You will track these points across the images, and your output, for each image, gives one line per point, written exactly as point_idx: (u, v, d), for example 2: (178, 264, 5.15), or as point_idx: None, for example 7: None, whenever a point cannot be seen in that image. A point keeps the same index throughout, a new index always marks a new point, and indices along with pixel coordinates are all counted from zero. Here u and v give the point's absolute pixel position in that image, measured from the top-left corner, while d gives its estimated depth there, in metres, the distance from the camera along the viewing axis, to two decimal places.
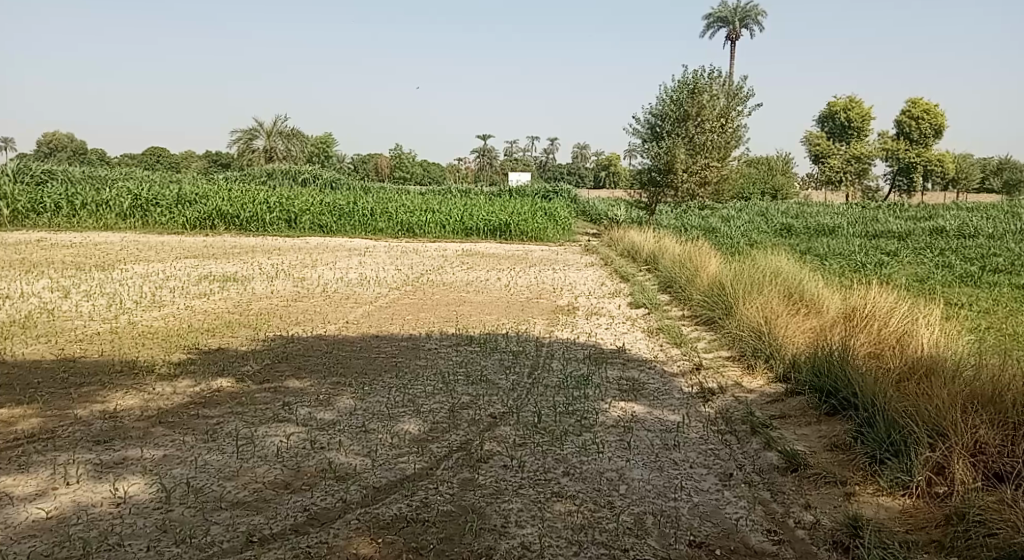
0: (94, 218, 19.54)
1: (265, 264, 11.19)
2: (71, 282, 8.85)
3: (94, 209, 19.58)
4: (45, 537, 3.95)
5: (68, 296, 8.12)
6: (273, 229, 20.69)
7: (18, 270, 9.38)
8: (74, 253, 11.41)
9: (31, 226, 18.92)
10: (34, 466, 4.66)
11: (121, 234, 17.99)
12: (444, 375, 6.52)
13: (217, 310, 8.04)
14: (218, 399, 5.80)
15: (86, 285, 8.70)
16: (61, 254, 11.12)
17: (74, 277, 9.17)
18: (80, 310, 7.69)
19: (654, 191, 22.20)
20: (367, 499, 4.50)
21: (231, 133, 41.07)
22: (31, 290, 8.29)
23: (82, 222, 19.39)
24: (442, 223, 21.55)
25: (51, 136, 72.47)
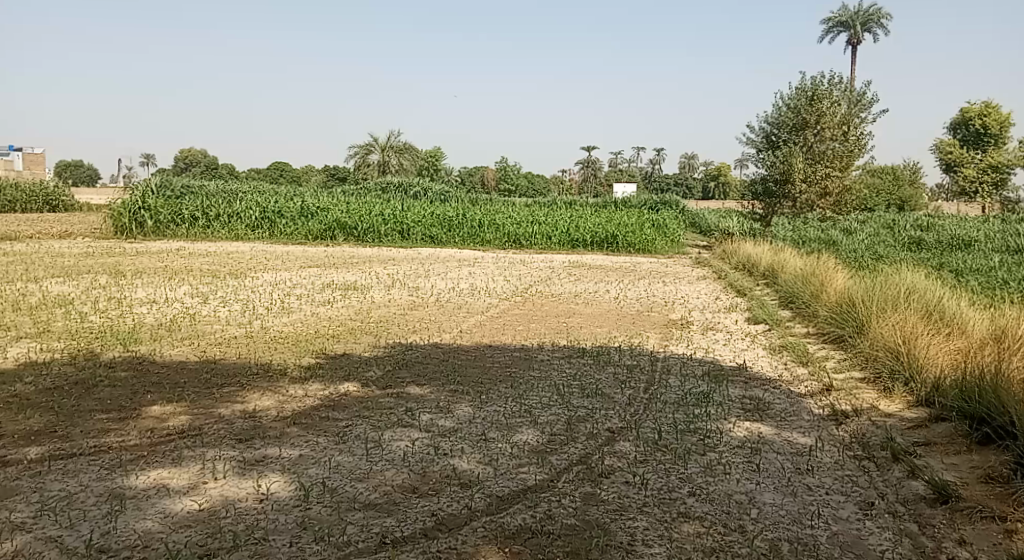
0: (226, 229, 21.05)
1: (381, 273, 11.62)
2: (209, 288, 9.49)
3: (227, 220, 21.11)
4: (200, 528, 4.24)
5: (206, 302, 8.72)
6: (388, 240, 21.50)
7: (163, 276, 10.16)
8: (212, 261, 12.29)
9: (171, 235, 20.63)
10: (186, 460, 5.00)
11: (252, 244, 19.28)
12: (559, 386, 6.53)
13: (340, 317, 8.40)
14: (346, 402, 6.05)
15: (223, 291, 9.33)
16: (200, 262, 11.98)
17: (211, 283, 9.83)
18: (218, 314, 8.23)
19: (770, 203, 21.45)
20: (492, 508, 4.56)
21: (350, 148, 43.20)
22: (174, 295, 8.95)
23: (215, 232, 20.95)
24: (549, 235, 21.66)
25: (189, 152, 79.17)
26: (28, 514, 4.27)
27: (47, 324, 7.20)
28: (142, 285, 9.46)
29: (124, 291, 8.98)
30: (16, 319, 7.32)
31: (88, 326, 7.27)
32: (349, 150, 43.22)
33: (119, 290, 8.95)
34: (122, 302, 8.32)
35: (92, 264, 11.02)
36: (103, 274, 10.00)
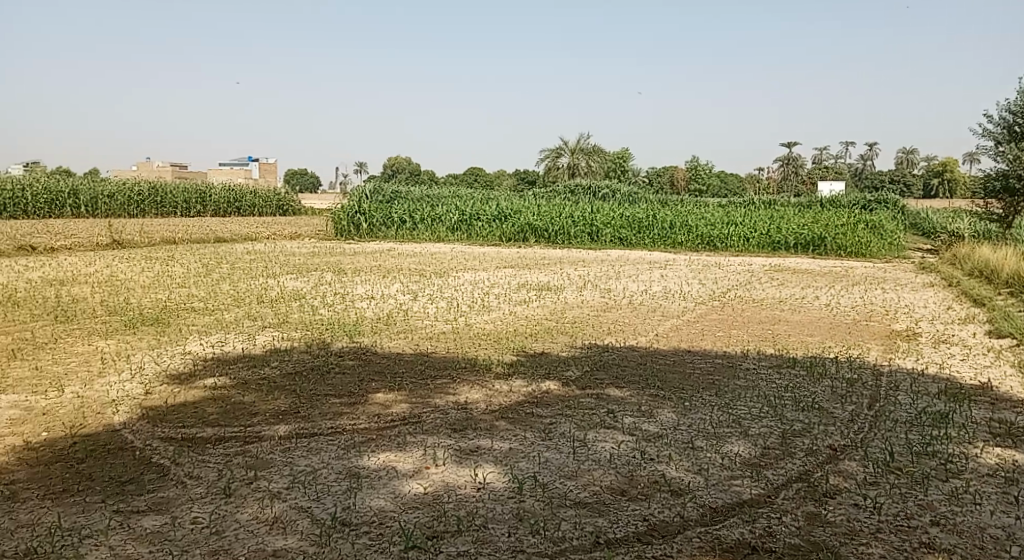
0: (430, 231, 22.68)
1: (573, 275, 11.79)
2: (417, 286, 10.19)
3: (430, 223, 22.74)
4: (426, 511, 4.53)
5: (416, 299, 9.35)
6: (578, 241, 21.78)
7: (378, 275, 11.07)
8: (418, 261, 13.22)
9: (381, 237, 22.64)
10: (409, 445, 5.37)
11: (453, 245, 20.50)
12: (769, 397, 6.19)
13: (537, 317, 8.62)
14: (549, 400, 6.18)
15: (430, 289, 9.97)
16: (408, 262, 12.92)
17: (418, 282, 10.55)
18: (427, 311, 8.79)
19: (1010, 201, 18.86)
20: (706, 519, 4.42)
21: (542, 152, 44.68)
22: (388, 292, 9.71)
23: (420, 234, 22.67)
24: (746, 237, 20.70)
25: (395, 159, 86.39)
26: (283, 484, 4.81)
27: (286, 315, 8.10)
28: (360, 282, 10.38)
29: (345, 287, 9.90)
30: (261, 309, 8.32)
31: (318, 318, 8.08)
32: (541, 155, 44.73)
33: (341, 287, 9.88)
34: (345, 298, 9.17)
35: (319, 262, 12.29)
36: (327, 272, 11.10)
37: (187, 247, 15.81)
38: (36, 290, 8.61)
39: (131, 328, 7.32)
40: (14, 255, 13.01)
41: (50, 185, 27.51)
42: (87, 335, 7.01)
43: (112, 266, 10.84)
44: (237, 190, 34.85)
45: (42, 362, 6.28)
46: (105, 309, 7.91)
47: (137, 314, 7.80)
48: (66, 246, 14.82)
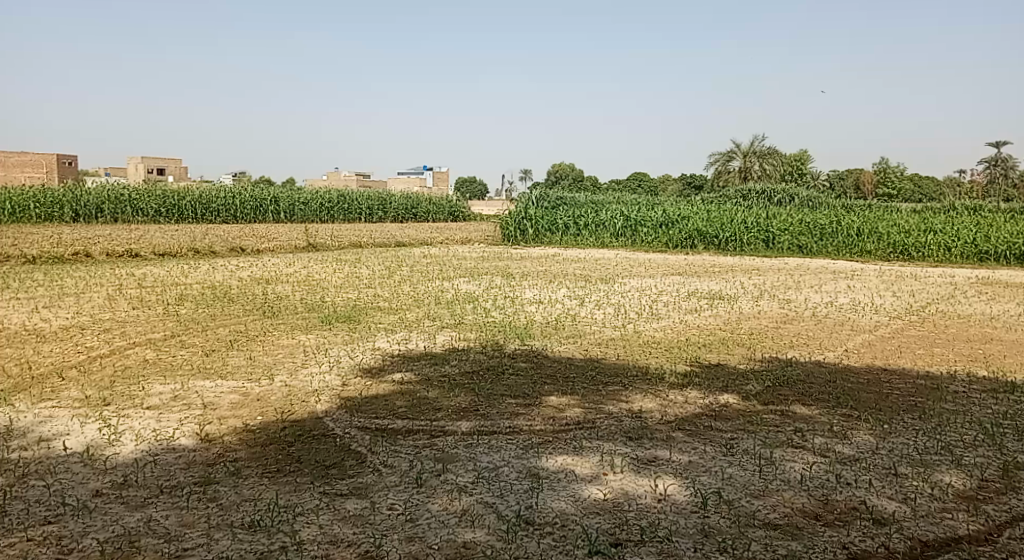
0: (594, 237, 22.91)
1: (747, 283, 11.32)
2: (584, 292, 10.24)
3: (593, 229, 23.00)
4: (608, 517, 4.50)
5: (583, 304, 9.39)
6: (751, 249, 20.97)
7: (545, 279, 11.26)
8: (584, 266, 13.31)
9: (547, 243, 23.21)
10: (586, 450, 5.37)
11: (621, 251, 20.57)
12: (983, 425, 5.54)
13: (711, 327, 8.34)
14: (729, 414, 5.95)
15: (597, 295, 9.97)
16: (573, 268, 13.03)
17: (586, 287, 10.60)
18: (595, 317, 8.80)
19: None
20: (917, 553, 4.01)
21: (713, 157, 44.39)
22: (556, 297, 9.84)
23: (584, 240, 23.01)
24: (948, 245, 19.10)
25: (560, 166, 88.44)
26: (468, 479, 5.01)
27: (461, 317, 8.43)
28: (529, 286, 10.62)
29: (514, 291, 10.16)
30: (438, 310, 8.73)
31: (491, 321, 8.33)
32: (712, 159, 44.43)
33: (511, 290, 10.14)
34: (516, 301, 9.40)
35: (489, 266, 12.73)
36: (497, 276, 11.45)
37: (370, 250, 17.02)
38: (247, 287, 9.62)
39: (326, 324, 7.96)
40: (228, 255, 14.66)
41: (256, 193, 30.87)
42: (290, 329, 7.71)
43: (307, 267, 11.88)
44: (413, 197, 37.12)
45: (255, 353, 6.98)
46: (304, 306, 8.67)
47: (330, 311, 8.46)
48: (269, 248, 16.52)
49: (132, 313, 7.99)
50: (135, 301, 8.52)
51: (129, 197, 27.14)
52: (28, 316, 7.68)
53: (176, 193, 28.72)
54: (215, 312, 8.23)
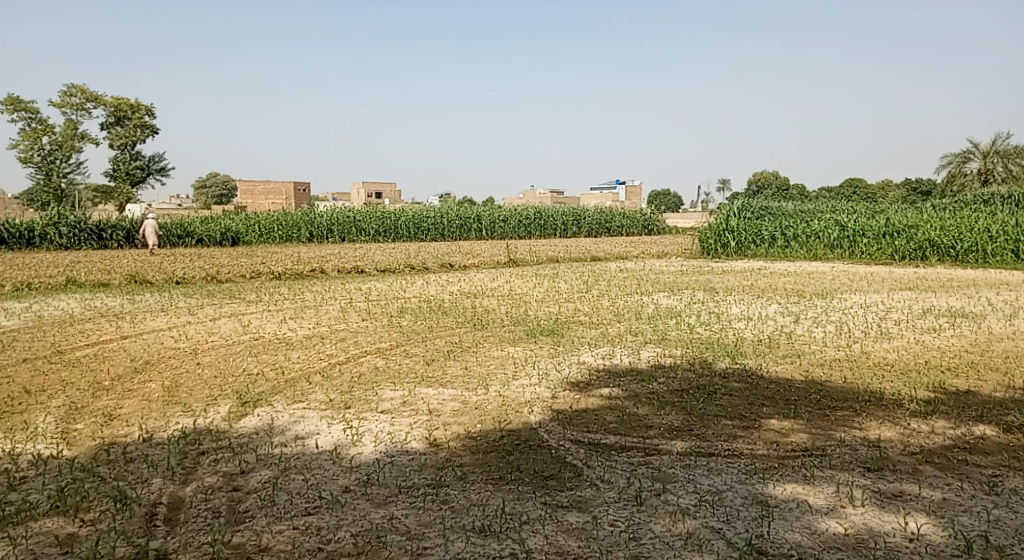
0: (805, 249, 23.03)
1: (996, 300, 10.04)
2: (798, 308, 9.65)
3: (804, 240, 23.09)
4: (852, 553, 4.13)
5: (799, 321, 8.84)
6: (997, 261, 19.63)
7: (753, 294, 10.78)
8: (795, 281, 12.58)
9: (752, 255, 23.46)
10: (818, 479, 5.00)
11: (841, 264, 20.02)
12: None
13: (954, 349, 7.49)
14: (987, 448, 5.28)
15: (814, 312, 9.35)
16: (783, 282, 12.37)
17: (799, 303, 10.00)
18: (814, 335, 8.24)
19: None
20: None
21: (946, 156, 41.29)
22: (767, 313, 9.36)
23: (793, 252, 23.18)
24: None
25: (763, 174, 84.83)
26: (690, 501, 4.86)
27: (665, 332, 8.30)
28: (736, 301, 10.22)
29: (720, 306, 9.81)
30: (641, 326, 8.66)
31: (698, 337, 8.11)
32: (944, 160, 41.43)
33: (717, 306, 9.82)
34: (724, 318, 9.07)
35: (691, 281, 12.44)
36: (700, 291, 11.15)
37: (569, 265, 17.40)
38: (457, 301, 10.18)
39: (533, 337, 8.19)
40: (438, 271, 15.65)
41: (461, 212, 32.56)
42: (500, 341, 8.03)
43: (510, 282, 12.34)
44: (607, 212, 37.35)
45: (469, 363, 7.34)
46: (510, 319, 8.99)
47: (536, 325, 8.70)
48: (474, 263, 17.41)
49: (361, 325, 8.75)
50: (362, 313, 9.33)
51: (353, 218, 29.93)
52: (278, 326, 8.70)
53: (393, 214, 30.94)
54: (430, 323, 8.78)
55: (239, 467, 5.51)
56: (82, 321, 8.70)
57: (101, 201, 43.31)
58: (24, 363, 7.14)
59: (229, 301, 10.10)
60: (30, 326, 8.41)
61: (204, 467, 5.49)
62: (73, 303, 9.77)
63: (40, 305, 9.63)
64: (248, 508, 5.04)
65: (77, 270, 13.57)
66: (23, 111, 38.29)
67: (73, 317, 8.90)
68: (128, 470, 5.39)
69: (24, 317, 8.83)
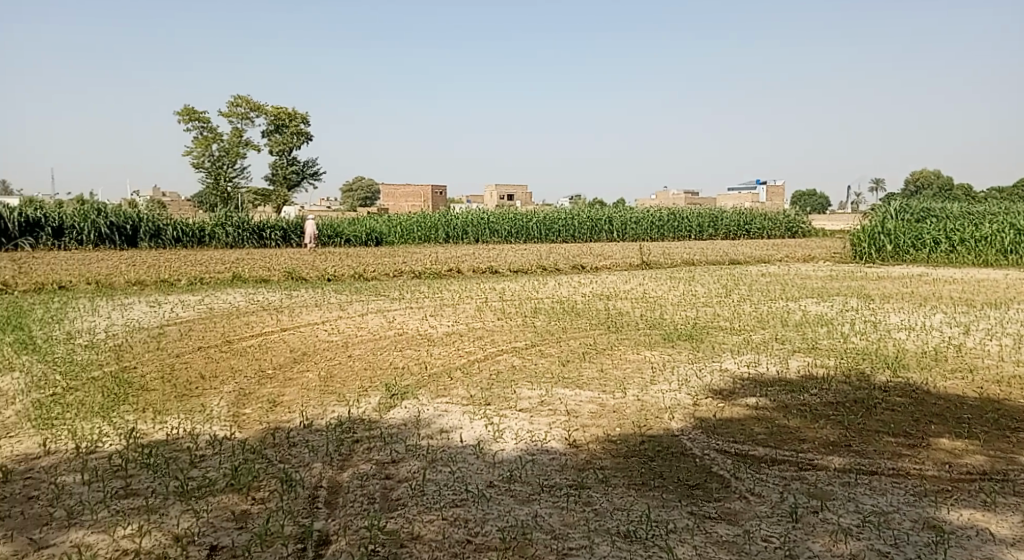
0: (973, 254, 21.39)
1: None
2: (967, 318, 8.87)
3: (972, 245, 21.50)
4: None
5: (969, 333, 8.13)
6: None
7: (912, 302, 10.03)
8: (962, 289, 11.56)
9: (911, 260, 22.07)
10: (1000, 507, 4.57)
11: (1021, 271, 18.33)
12: None
13: None
14: None
15: (986, 323, 8.56)
16: (948, 290, 11.42)
17: (968, 313, 9.19)
18: (987, 348, 7.56)
19: None
20: None
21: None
22: (930, 323, 8.68)
23: (959, 257, 21.57)
24: None
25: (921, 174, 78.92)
26: (852, 522, 4.58)
27: (814, 341, 7.90)
28: (893, 309, 9.55)
29: (876, 315, 9.21)
30: (788, 333, 8.30)
31: (852, 347, 7.66)
32: None
33: (872, 314, 9.21)
34: (880, 327, 8.50)
35: (841, 287, 11.75)
36: (852, 298, 10.49)
37: (707, 268, 16.96)
38: (591, 303, 10.17)
39: (671, 341, 8.06)
40: (571, 272, 15.70)
41: (592, 214, 32.49)
42: (637, 345, 7.96)
43: (645, 285, 12.17)
44: (746, 213, 35.90)
45: (606, 365, 7.33)
46: (647, 322, 8.89)
47: (673, 329, 8.54)
48: (606, 265, 17.33)
49: (498, 324, 8.92)
50: (498, 312, 9.52)
51: (487, 220, 30.68)
52: (419, 322, 9.04)
53: (526, 215, 31.45)
54: (565, 324, 8.84)
55: (391, 457, 5.82)
56: (246, 313, 9.45)
57: (263, 202, 46.16)
58: (199, 350, 7.87)
59: (373, 297, 10.62)
60: (203, 316, 9.26)
61: (359, 455, 5.85)
62: (239, 297, 10.64)
63: (211, 298, 10.56)
64: (400, 496, 5.28)
65: (242, 267, 14.77)
66: (197, 121, 41.93)
67: (238, 310, 9.69)
68: (292, 454, 5.84)
69: (198, 308, 9.72)
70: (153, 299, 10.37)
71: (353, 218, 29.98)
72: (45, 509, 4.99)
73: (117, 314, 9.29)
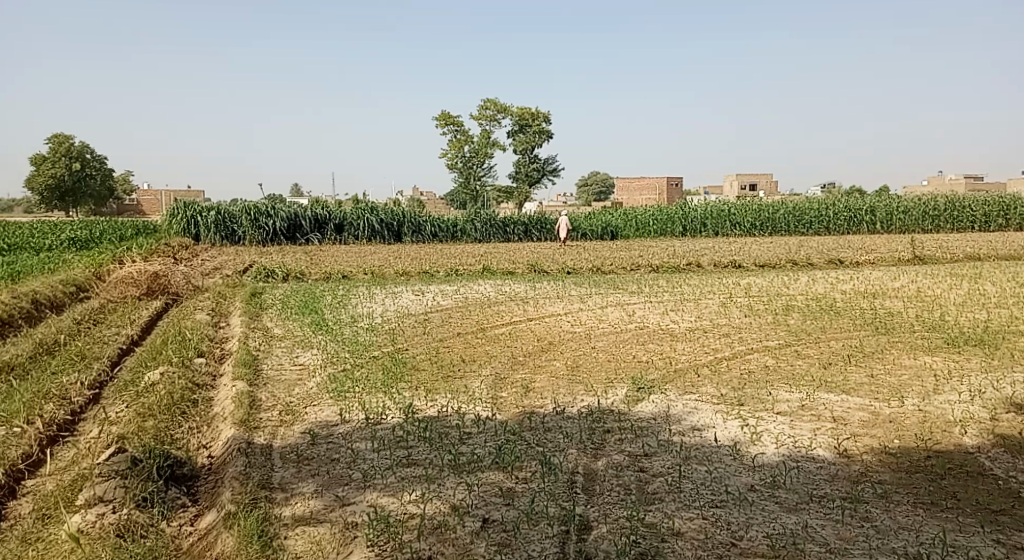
0: None
1: None
2: None
3: None
4: None
5: None
6: None
7: None
8: None
9: None
10: None
11: None
12: None
13: None
14: None
15: None
16: None
17: None
18: None
19: None
20: None
21: None
22: None
23: None
24: None
25: None
26: None
27: None
28: None
29: None
30: None
31: None
32: None
33: None
34: None
35: None
36: None
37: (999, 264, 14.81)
38: (853, 301, 9.39)
39: (956, 347, 7.23)
40: (827, 268, 14.59)
41: (851, 203, 29.96)
42: (912, 349, 7.27)
43: (919, 282, 10.95)
44: None
45: (876, 371, 6.78)
46: (923, 324, 8.03)
47: (957, 333, 7.61)
48: (870, 259, 15.84)
49: (746, 320, 8.60)
50: (747, 309, 9.16)
51: (729, 212, 29.53)
52: (662, 317, 8.98)
53: (773, 206, 29.73)
54: (824, 323, 8.29)
55: (643, 450, 5.83)
56: (496, 303, 10.05)
57: (505, 199, 49.07)
58: (458, 336, 8.53)
59: (615, 290, 10.74)
60: (459, 305, 10.01)
61: (612, 445, 5.93)
62: (489, 287, 11.33)
63: (465, 288, 11.38)
64: (656, 490, 5.25)
65: (491, 260, 15.74)
66: (453, 125, 45.54)
67: (490, 300, 10.33)
68: (548, 438, 6.10)
69: (455, 298, 10.53)
70: (417, 288, 11.44)
71: (590, 213, 30.71)
72: (345, 470, 5.69)
73: (389, 301, 10.38)
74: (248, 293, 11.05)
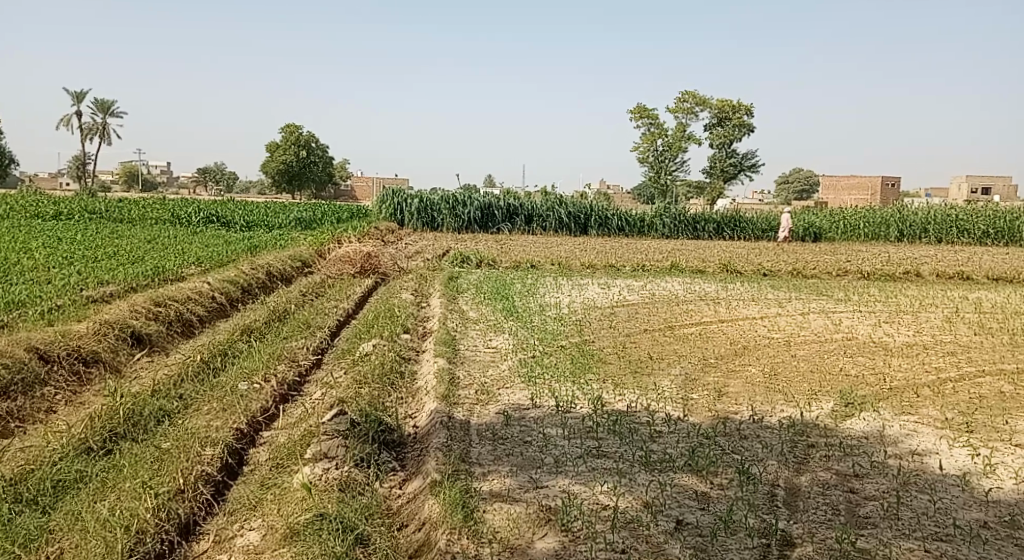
0: None
1: None
2: None
3: None
4: None
5: None
6: None
7: None
8: None
9: None
10: None
11: None
12: None
13: None
14: None
15: None
16: None
17: None
18: None
19: None
20: None
21: None
22: None
23: None
24: None
25: None
26: None
27: None
28: None
29: None
30: None
31: None
32: None
33: None
34: None
35: None
36: None
37: None
38: None
39: None
40: None
41: None
42: None
43: None
44: None
45: None
46: None
47: None
48: None
49: (976, 341, 7.82)
50: (977, 327, 8.31)
51: (956, 218, 26.75)
52: (871, 329, 8.37)
53: (1011, 213, 26.54)
54: None
55: (853, 470, 5.41)
56: (685, 301, 9.85)
57: (695, 196, 48.10)
58: (645, 332, 8.49)
59: (816, 296, 10.14)
60: (646, 300, 9.94)
61: (816, 461, 5.57)
62: (679, 285, 11.13)
63: (652, 283, 11.27)
64: (869, 514, 4.82)
65: (681, 256, 15.45)
66: (647, 118, 45.02)
67: (679, 297, 10.16)
68: (744, 447, 5.85)
69: (642, 293, 10.46)
70: (604, 281, 11.51)
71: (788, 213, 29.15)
72: (537, 454, 5.83)
73: (575, 292, 10.54)
74: (446, 277, 11.71)
